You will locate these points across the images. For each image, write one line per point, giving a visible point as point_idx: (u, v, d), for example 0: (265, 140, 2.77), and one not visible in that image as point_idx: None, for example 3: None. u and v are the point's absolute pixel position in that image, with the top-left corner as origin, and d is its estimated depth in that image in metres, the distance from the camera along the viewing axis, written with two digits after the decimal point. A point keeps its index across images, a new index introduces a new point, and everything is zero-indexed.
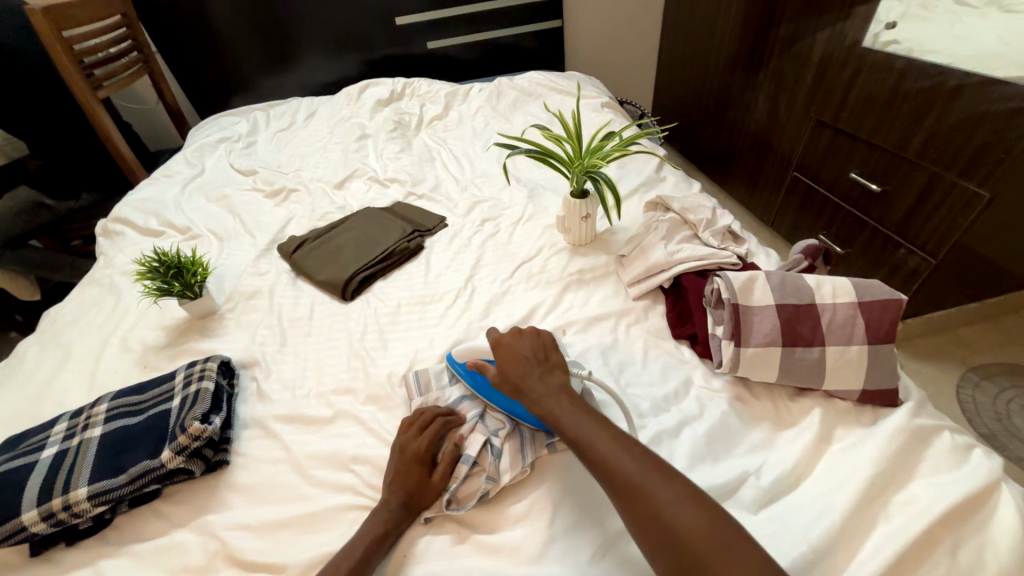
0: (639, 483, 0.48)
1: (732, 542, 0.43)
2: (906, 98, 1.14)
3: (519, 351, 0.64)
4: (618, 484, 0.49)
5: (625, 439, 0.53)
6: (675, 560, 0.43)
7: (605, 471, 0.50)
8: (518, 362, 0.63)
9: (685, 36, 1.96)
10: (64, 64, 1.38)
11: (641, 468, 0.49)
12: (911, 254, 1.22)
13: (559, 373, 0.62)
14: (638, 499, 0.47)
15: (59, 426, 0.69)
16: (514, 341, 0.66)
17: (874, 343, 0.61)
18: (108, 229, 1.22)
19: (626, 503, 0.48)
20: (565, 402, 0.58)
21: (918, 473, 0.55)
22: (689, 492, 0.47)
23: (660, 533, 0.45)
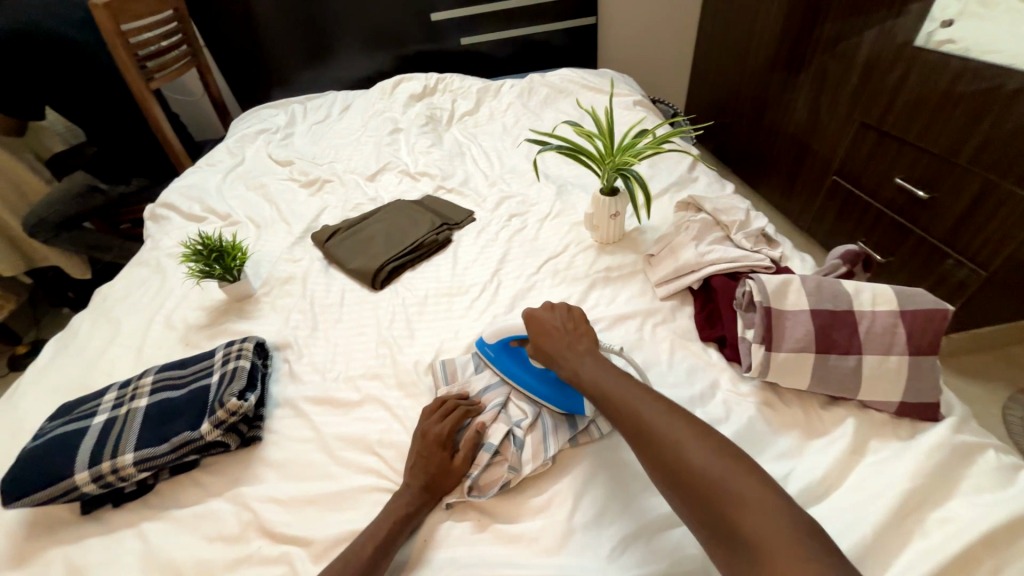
0: (652, 426, 0.50)
1: (741, 477, 0.44)
2: (961, 101, 1.08)
3: (548, 321, 0.67)
4: (629, 426, 0.52)
5: (646, 390, 0.55)
6: (683, 491, 0.46)
7: (621, 418, 0.53)
8: (548, 330, 0.66)
9: (722, 34, 1.91)
10: (121, 56, 1.46)
11: (653, 411, 0.52)
12: (959, 265, 1.16)
13: (587, 340, 0.64)
14: (646, 438, 0.50)
15: (109, 395, 0.74)
16: (545, 313, 0.69)
17: (915, 355, 0.59)
18: (155, 213, 1.28)
19: (638, 442, 0.51)
20: (586, 363, 0.60)
21: (959, 491, 0.53)
22: (703, 434, 0.49)
23: (670, 467, 0.47)
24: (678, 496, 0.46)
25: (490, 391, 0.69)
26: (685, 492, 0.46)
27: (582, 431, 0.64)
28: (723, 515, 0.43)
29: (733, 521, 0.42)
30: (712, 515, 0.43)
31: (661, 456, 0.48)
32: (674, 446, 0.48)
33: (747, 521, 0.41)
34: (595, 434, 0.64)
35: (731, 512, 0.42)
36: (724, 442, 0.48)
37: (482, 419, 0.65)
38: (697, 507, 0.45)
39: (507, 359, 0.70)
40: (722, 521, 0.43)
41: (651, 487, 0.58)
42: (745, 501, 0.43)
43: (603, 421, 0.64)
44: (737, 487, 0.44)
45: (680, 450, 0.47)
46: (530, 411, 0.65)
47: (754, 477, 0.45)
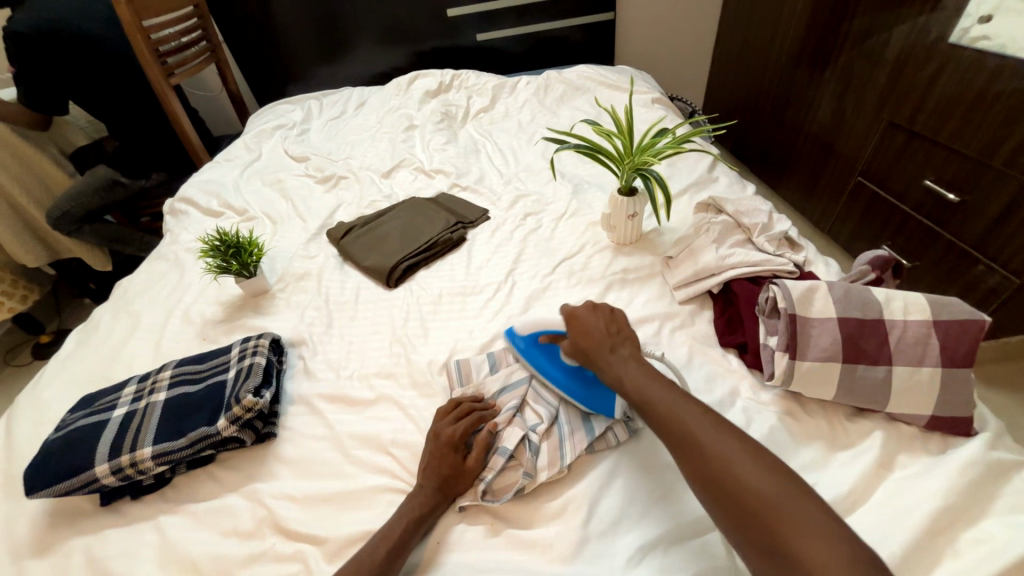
0: (698, 438, 0.49)
1: (795, 498, 0.43)
2: (998, 100, 1.04)
3: (593, 321, 0.65)
4: (671, 434, 0.51)
5: (693, 402, 0.54)
6: (729, 505, 0.45)
7: (667, 429, 0.52)
8: (592, 331, 0.64)
9: (744, 30, 1.87)
10: (143, 52, 1.48)
11: (698, 421, 0.51)
12: (990, 272, 1.12)
13: (630, 346, 0.63)
14: (689, 449, 0.49)
15: (129, 388, 0.75)
16: (588, 313, 0.66)
17: (948, 367, 0.57)
18: (174, 208, 1.30)
19: (682, 452, 0.50)
20: (627, 368, 0.59)
21: (993, 510, 0.50)
22: (754, 452, 0.47)
23: (715, 480, 0.47)
24: (727, 515, 0.45)
25: (505, 394, 0.68)
26: (736, 511, 0.45)
27: (599, 438, 0.63)
28: (776, 538, 0.42)
29: (782, 541, 0.41)
30: (763, 537, 0.42)
31: (707, 468, 0.47)
32: (721, 459, 0.47)
33: (801, 546, 0.40)
34: (612, 441, 0.63)
35: (777, 527, 0.42)
36: (775, 460, 0.47)
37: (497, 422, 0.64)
38: (745, 523, 0.44)
39: (538, 354, 0.69)
40: (773, 541, 0.42)
41: (668, 497, 0.57)
42: (801, 525, 0.41)
43: (620, 428, 0.63)
44: (787, 507, 0.43)
45: (727, 464, 0.47)
46: (546, 416, 0.64)
47: (806, 497, 0.44)
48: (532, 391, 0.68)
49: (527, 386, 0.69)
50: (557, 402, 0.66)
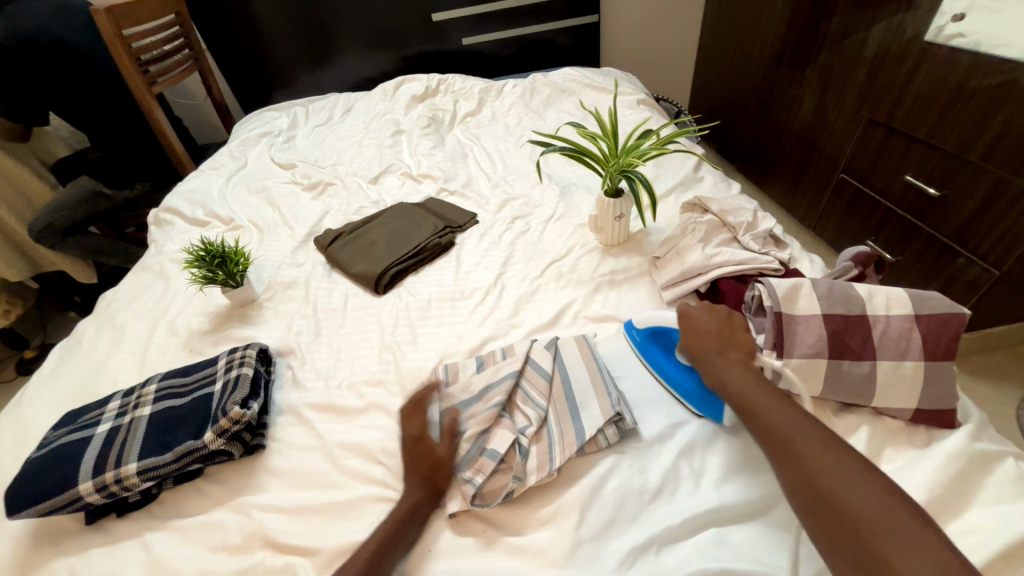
0: (802, 447, 0.49)
1: (902, 519, 0.43)
2: (973, 96, 1.06)
3: (705, 323, 0.67)
4: (772, 439, 0.52)
5: (783, 400, 0.55)
6: (827, 514, 0.45)
7: (758, 425, 0.53)
8: (702, 331, 0.66)
9: (727, 31, 1.89)
10: (123, 62, 1.46)
11: (803, 430, 0.51)
12: (970, 264, 1.14)
13: (741, 350, 0.62)
14: (792, 457, 0.49)
15: (113, 403, 0.74)
16: (703, 313, 0.68)
17: (930, 360, 0.58)
18: (159, 218, 1.29)
19: (784, 458, 0.50)
20: (734, 371, 0.60)
21: (978, 501, 0.51)
22: (853, 465, 0.47)
23: (815, 489, 0.46)
24: (810, 511, 0.46)
25: (492, 390, 0.67)
26: (819, 506, 0.45)
27: (590, 441, 0.62)
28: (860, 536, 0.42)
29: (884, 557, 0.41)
30: (845, 535, 0.43)
31: (809, 476, 0.47)
32: (827, 470, 0.47)
33: (888, 547, 0.41)
34: (602, 443, 0.62)
35: (879, 543, 0.41)
36: (887, 484, 0.46)
37: (485, 420, 0.64)
38: (841, 534, 0.43)
39: (653, 349, 0.73)
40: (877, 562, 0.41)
41: (659, 498, 0.57)
42: (886, 525, 0.42)
43: (610, 431, 0.63)
44: (892, 525, 0.42)
45: (834, 476, 0.46)
46: (535, 418, 0.63)
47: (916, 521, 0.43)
48: (520, 393, 0.68)
49: (514, 385, 0.68)
50: (546, 404, 0.65)
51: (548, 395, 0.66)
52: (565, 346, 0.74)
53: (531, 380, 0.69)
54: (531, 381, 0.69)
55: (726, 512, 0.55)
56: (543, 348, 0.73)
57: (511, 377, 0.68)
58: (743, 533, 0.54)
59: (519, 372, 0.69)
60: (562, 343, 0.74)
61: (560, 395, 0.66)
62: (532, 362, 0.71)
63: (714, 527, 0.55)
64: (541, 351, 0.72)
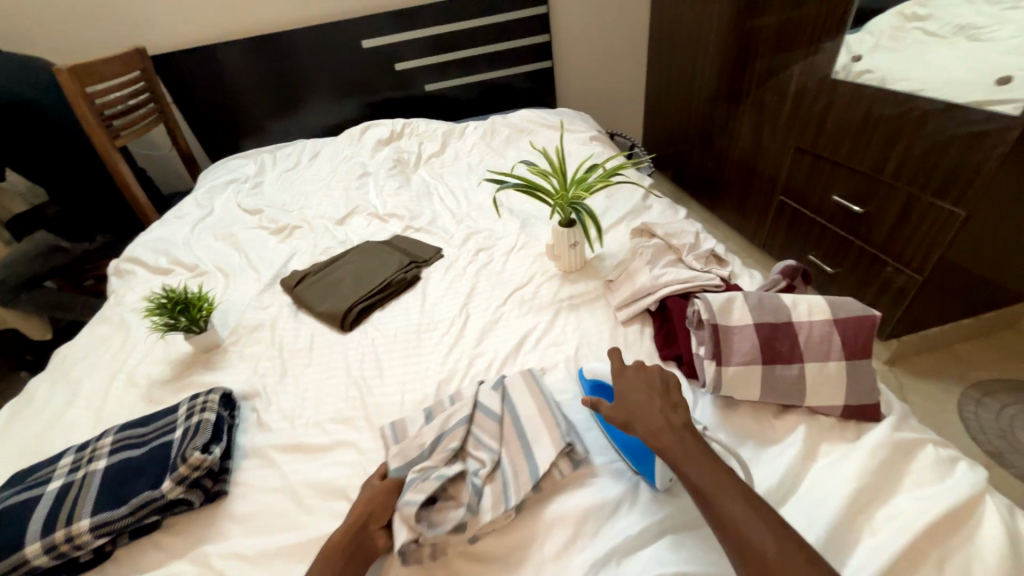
0: (759, 543, 0.46)
1: None
2: (879, 124, 1.20)
3: (637, 382, 0.63)
4: (727, 530, 0.48)
5: None
6: None
7: (742, 549, 0.46)
8: (637, 391, 0.62)
9: (670, 72, 2.06)
10: (86, 117, 1.48)
11: (758, 520, 0.47)
12: (898, 272, 1.25)
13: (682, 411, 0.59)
14: (749, 553, 0.46)
15: (65, 459, 0.72)
16: (636, 372, 0.65)
17: (851, 359, 0.64)
18: (119, 268, 1.27)
19: (741, 553, 0.46)
20: (685, 439, 0.55)
21: (902, 487, 0.56)
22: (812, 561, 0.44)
23: None
24: None
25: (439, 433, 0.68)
26: None
27: (545, 477, 0.63)
28: None
29: None
30: None
31: None
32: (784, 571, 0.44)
33: None
34: (558, 477, 0.63)
35: None
36: None
37: (440, 458, 0.64)
38: None
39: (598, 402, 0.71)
40: None
41: (618, 511, 0.60)
42: None
43: (564, 463, 0.63)
44: None
45: None
46: (488, 459, 0.64)
47: None
48: (471, 438, 0.68)
49: (465, 432, 0.68)
50: (498, 447, 0.66)
51: (499, 438, 0.67)
52: (511, 384, 0.74)
53: (482, 424, 0.69)
54: (481, 425, 0.69)
55: (679, 521, 0.58)
56: (491, 389, 0.74)
57: (462, 422, 0.68)
58: (697, 539, 0.56)
59: (469, 417, 0.70)
60: (509, 381, 0.75)
61: (512, 436, 0.67)
62: (481, 406, 0.72)
63: (670, 534, 0.57)
64: (490, 393, 0.73)
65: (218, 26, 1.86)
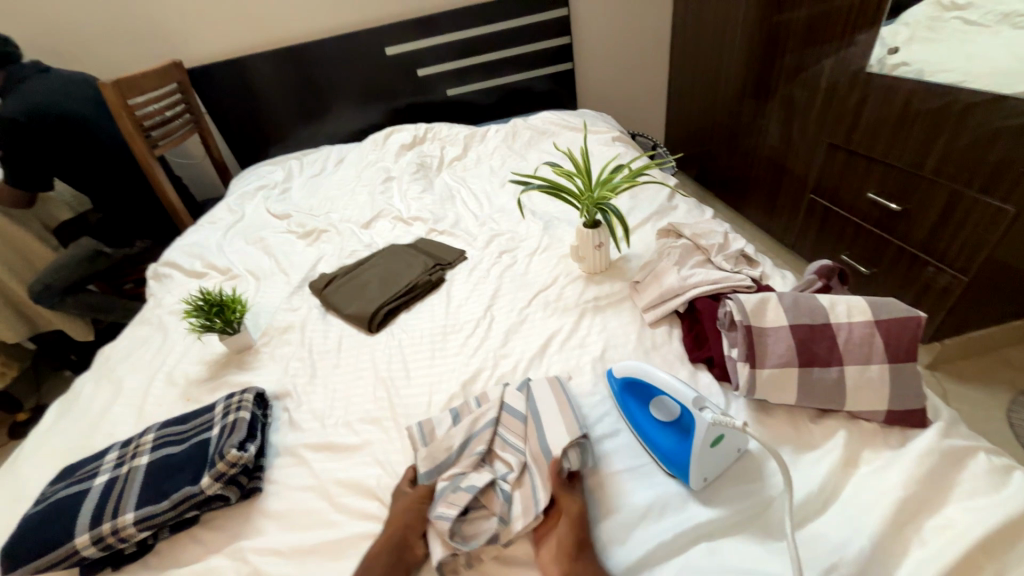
0: None
1: None
2: (918, 118, 1.15)
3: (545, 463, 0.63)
4: None
5: None
6: None
7: None
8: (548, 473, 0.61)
9: (694, 70, 2.03)
10: (128, 128, 1.55)
11: None
12: (940, 272, 1.19)
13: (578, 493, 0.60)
14: None
15: (110, 455, 0.75)
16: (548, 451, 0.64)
17: (895, 362, 0.61)
18: (158, 272, 1.33)
19: None
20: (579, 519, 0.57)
21: (952, 497, 0.53)
22: None
23: None
24: None
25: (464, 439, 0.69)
26: None
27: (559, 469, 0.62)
28: None
29: None
30: None
31: None
32: None
33: None
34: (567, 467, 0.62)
35: None
36: None
37: (468, 465, 0.65)
38: None
39: (630, 400, 0.70)
40: None
41: (649, 515, 0.59)
42: None
43: (573, 453, 0.64)
44: None
45: None
46: (516, 463, 0.64)
47: None
48: (498, 439, 0.69)
49: (492, 433, 0.69)
50: (524, 448, 0.66)
51: (524, 437, 0.67)
52: (536, 385, 0.74)
53: (508, 425, 0.70)
54: (508, 425, 0.70)
55: (715, 526, 0.56)
56: (516, 390, 0.74)
57: (489, 425, 0.69)
58: (736, 544, 0.55)
59: (496, 418, 0.70)
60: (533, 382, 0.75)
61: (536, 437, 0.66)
62: (507, 407, 0.72)
63: (704, 542, 0.56)
64: (514, 394, 0.73)
65: (249, 38, 1.93)
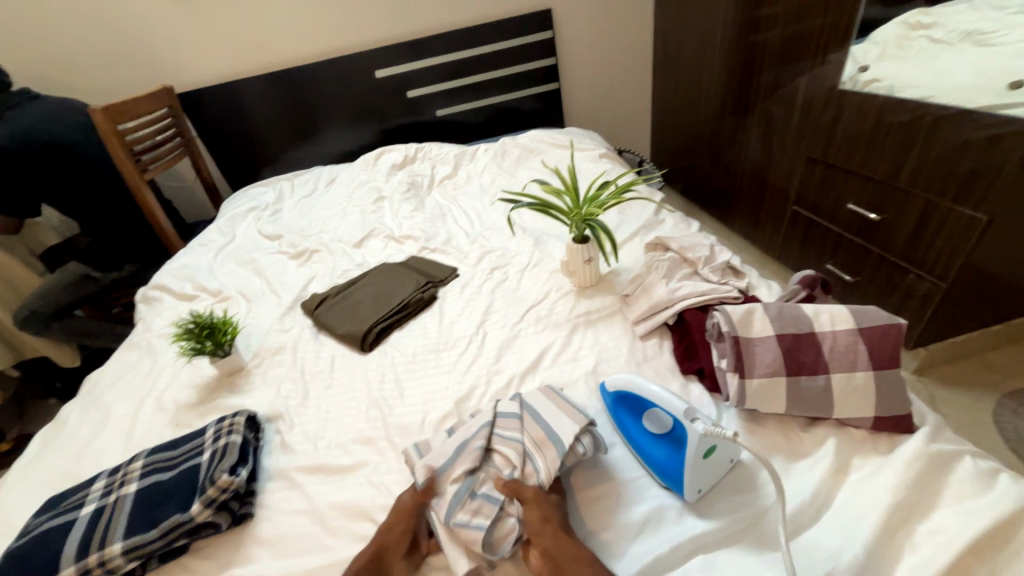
0: None
1: None
2: (891, 131, 1.20)
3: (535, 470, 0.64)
4: None
5: None
6: None
7: None
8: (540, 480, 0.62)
9: (677, 88, 2.09)
10: (118, 153, 1.56)
11: None
12: (920, 279, 1.22)
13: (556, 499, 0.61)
14: None
15: (98, 483, 0.73)
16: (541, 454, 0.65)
17: (879, 368, 0.62)
18: (147, 295, 1.32)
19: None
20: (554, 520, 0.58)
21: (942, 501, 0.54)
22: None
23: None
24: None
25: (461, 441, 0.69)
26: None
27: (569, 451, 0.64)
28: None
29: None
30: None
31: None
32: None
33: None
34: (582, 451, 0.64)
35: None
36: None
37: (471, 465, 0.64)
38: None
39: (624, 413, 0.70)
40: None
41: (645, 529, 0.59)
42: None
43: (587, 438, 0.65)
44: None
45: None
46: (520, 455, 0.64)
47: None
48: (495, 436, 0.68)
49: (489, 432, 0.68)
50: (522, 436, 0.67)
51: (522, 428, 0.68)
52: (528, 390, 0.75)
53: (503, 422, 0.70)
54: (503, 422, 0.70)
55: (710, 538, 0.57)
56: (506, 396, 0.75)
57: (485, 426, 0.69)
58: (732, 556, 0.55)
59: (491, 420, 0.70)
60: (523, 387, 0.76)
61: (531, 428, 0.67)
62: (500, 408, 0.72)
63: (700, 554, 0.56)
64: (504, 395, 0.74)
65: (240, 63, 1.96)
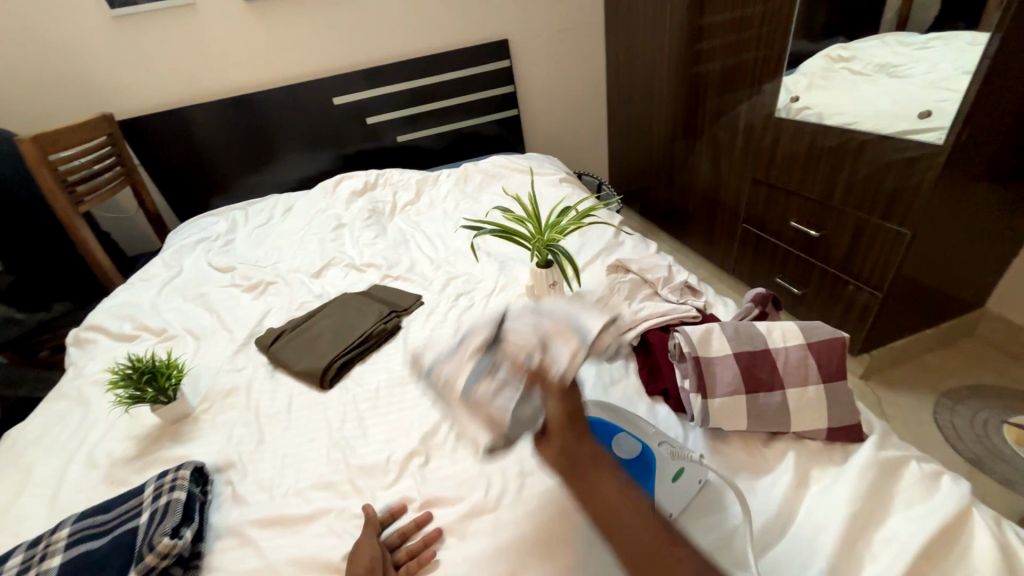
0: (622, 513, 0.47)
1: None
2: (823, 154, 1.30)
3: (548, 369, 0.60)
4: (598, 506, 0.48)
5: None
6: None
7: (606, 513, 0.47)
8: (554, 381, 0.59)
9: (630, 114, 2.20)
10: (49, 184, 1.45)
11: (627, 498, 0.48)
12: (859, 290, 1.31)
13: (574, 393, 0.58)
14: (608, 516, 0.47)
15: (13, 559, 0.64)
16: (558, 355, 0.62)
17: (829, 381, 0.65)
18: (80, 338, 1.21)
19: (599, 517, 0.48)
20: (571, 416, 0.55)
21: (894, 507, 0.57)
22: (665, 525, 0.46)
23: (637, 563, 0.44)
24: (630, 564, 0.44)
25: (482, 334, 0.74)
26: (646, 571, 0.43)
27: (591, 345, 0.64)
28: None
29: None
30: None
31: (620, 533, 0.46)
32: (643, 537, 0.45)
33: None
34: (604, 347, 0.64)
35: None
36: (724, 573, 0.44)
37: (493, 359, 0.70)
38: None
39: None
40: None
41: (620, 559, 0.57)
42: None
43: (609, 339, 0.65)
44: None
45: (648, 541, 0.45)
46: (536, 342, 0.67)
47: None
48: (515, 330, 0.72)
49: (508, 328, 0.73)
50: (541, 328, 0.69)
51: (539, 324, 0.70)
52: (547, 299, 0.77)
53: (523, 320, 0.73)
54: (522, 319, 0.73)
55: None
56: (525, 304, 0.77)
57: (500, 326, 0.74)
58: None
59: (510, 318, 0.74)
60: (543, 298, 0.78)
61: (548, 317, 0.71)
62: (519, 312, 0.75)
63: None
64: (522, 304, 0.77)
65: (188, 89, 1.89)
